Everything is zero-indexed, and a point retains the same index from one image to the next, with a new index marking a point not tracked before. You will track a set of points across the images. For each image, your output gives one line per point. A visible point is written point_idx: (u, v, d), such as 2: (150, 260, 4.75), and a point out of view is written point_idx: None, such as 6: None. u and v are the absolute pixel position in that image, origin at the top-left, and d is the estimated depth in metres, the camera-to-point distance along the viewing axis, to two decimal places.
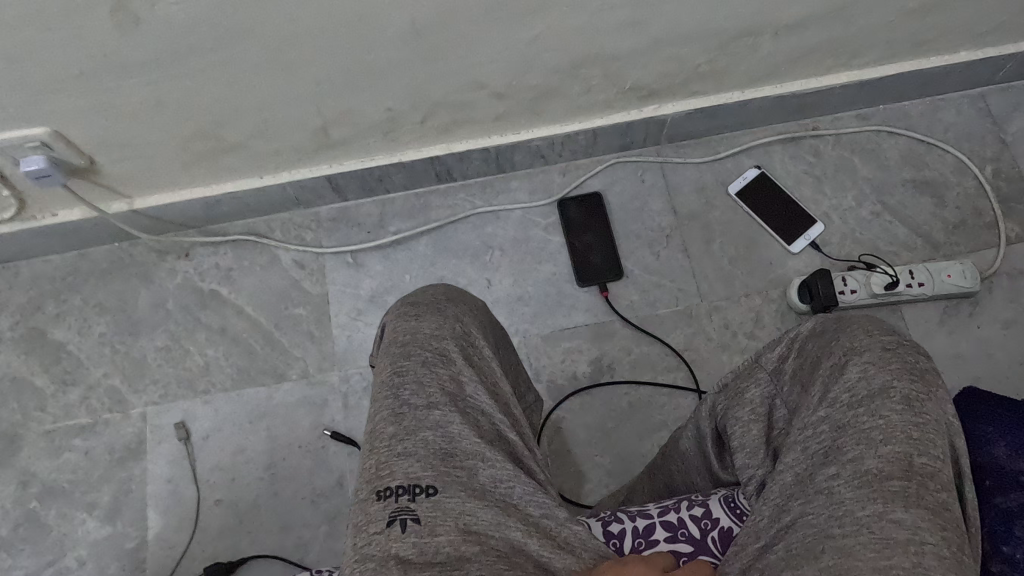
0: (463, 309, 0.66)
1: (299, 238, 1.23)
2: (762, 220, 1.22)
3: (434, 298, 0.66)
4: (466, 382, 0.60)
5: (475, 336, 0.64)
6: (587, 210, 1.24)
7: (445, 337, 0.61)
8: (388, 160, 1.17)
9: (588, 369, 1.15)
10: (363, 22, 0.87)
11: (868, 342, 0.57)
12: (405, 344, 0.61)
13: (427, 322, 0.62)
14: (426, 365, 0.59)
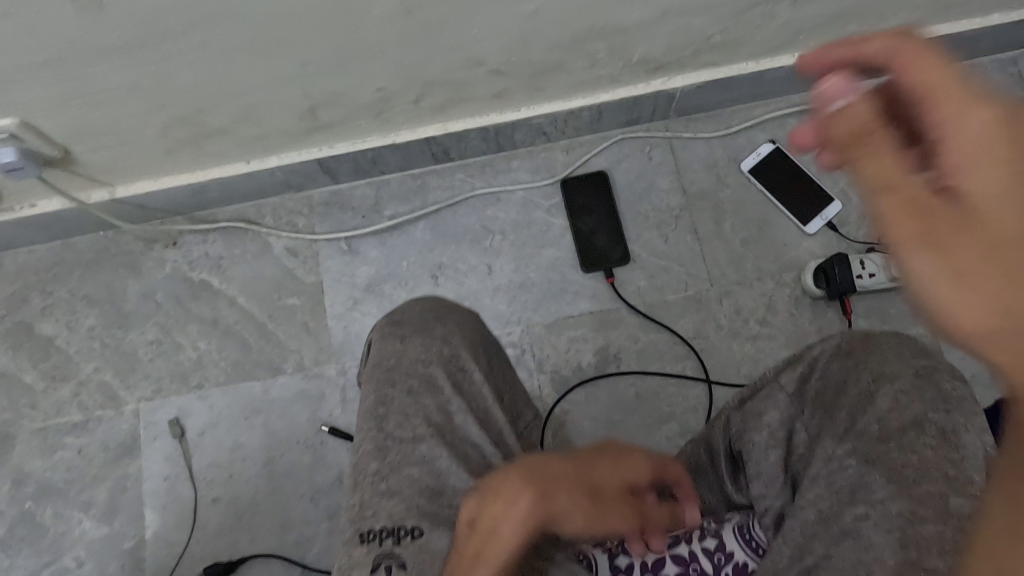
0: (451, 329, 0.68)
1: (291, 224, 1.18)
2: (776, 199, 1.16)
3: (421, 319, 0.68)
4: (452, 411, 0.63)
5: (463, 359, 0.66)
6: (593, 190, 1.18)
7: (431, 363, 0.64)
8: (382, 142, 1.11)
9: (594, 358, 1.11)
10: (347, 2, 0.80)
11: (899, 370, 0.59)
12: (392, 368, 0.65)
13: (413, 346, 0.65)
14: (413, 394, 0.63)
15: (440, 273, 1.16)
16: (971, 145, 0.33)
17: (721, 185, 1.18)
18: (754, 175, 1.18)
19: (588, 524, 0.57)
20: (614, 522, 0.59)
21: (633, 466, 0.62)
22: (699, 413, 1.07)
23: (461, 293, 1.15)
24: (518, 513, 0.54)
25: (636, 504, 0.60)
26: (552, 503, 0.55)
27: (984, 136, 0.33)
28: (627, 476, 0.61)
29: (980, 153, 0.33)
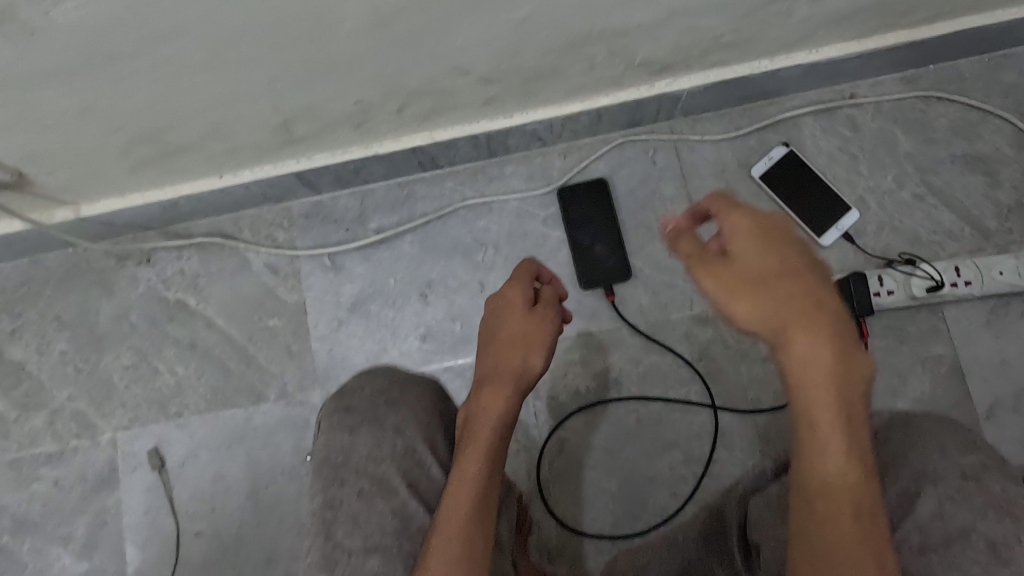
0: (405, 417, 0.70)
1: (271, 238, 1.11)
2: (789, 207, 1.09)
3: (372, 407, 0.70)
4: (410, 514, 0.65)
5: (421, 453, 0.68)
6: (593, 199, 1.10)
7: (383, 461, 0.67)
8: (363, 153, 1.03)
9: (593, 382, 1.05)
10: (315, 18, 0.71)
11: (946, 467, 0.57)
12: (340, 467, 0.67)
13: (363, 441, 0.68)
14: (363, 496, 0.65)
15: (429, 291, 1.09)
16: (766, 266, 0.57)
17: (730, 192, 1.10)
18: (765, 182, 1.09)
19: (519, 356, 0.73)
20: (536, 343, 0.74)
21: (517, 305, 0.76)
22: (703, 441, 1.02)
23: (452, 312, 1.08)
24: (476, 422, 0.69)
25: (536, 324, 0.75)
26: (504, 383, 0.71)
27: (765, 253, 0.58)
28: (518, 314, 0.75)
29: (769, 272, 0.57)
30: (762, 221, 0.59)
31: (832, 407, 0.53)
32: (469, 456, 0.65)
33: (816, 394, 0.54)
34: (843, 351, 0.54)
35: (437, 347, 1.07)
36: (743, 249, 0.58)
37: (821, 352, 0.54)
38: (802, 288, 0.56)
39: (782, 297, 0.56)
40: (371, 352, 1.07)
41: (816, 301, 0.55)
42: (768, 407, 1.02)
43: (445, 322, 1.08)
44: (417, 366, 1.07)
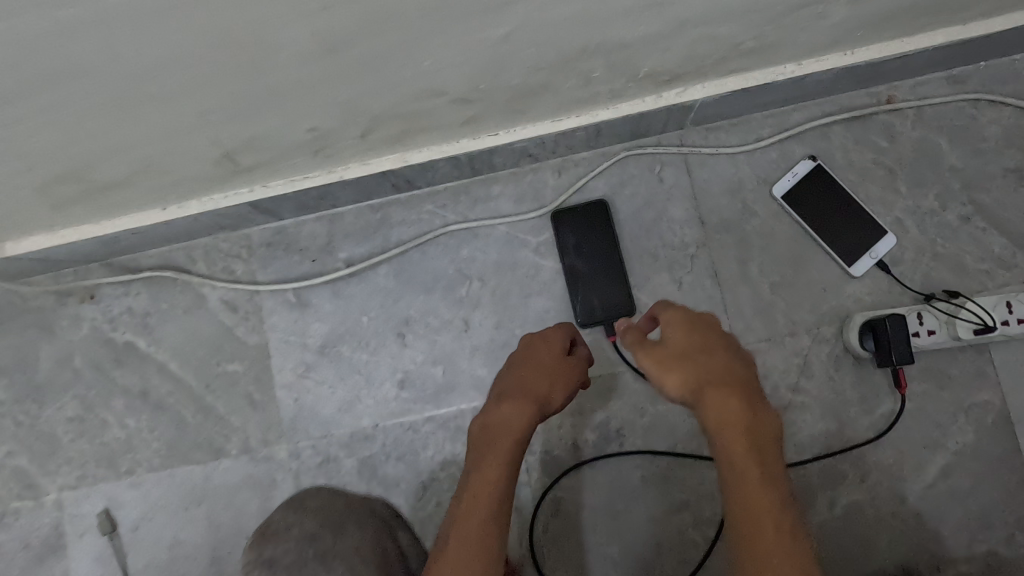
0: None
1: (228, 271, 0.99)
2: (816, 231, 0.95)
3: (297, 562, 0.60)
4: None
5: None
6: (591, 224, 0.96)
7: None
8: (326, 179, 0.89)
9: (593, 435, 0.94)
10: (248, 48, 0.58)
11: None
12: None
13: None
14: None
15: (407, 330, 0.97)
16: (698, 341, 0.67)
17: (748, 214, 0.97)
18: (788, 201, 0.95)
19: (547, 391, 0.74)
20: (563, 380, 0.75)
21: (551, 335, 0.80)
22: (716, 502, 0.91)
23: (433, 355, 0.96)
24: (497, 432, 0.71)
25: (565, 359, 0.77)
26: (528, 408, 0.72)
27: (704, 354, 0.66)
28: (552, 351, 0.78)
29: (698, 349, 0.66)
30: (703, 319, 0.70)
31: (749, 460, 0.59)
32: (491, 463, 0.68)
33: (733, 451, 0.60)
34: (757, 418, 0.61)
35: (417, 395, 0.95)
36: (681, 342, 0.67)
37: (737, 412, 0.61)
38: (724, 364, 0.65)
39: (710, 365, 0.64)
40: (343, 400, 0.96)
41: (728, 376, 0.64)
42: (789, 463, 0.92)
43: (426, 366, 0.96)
44: (394, 417, 0.95)
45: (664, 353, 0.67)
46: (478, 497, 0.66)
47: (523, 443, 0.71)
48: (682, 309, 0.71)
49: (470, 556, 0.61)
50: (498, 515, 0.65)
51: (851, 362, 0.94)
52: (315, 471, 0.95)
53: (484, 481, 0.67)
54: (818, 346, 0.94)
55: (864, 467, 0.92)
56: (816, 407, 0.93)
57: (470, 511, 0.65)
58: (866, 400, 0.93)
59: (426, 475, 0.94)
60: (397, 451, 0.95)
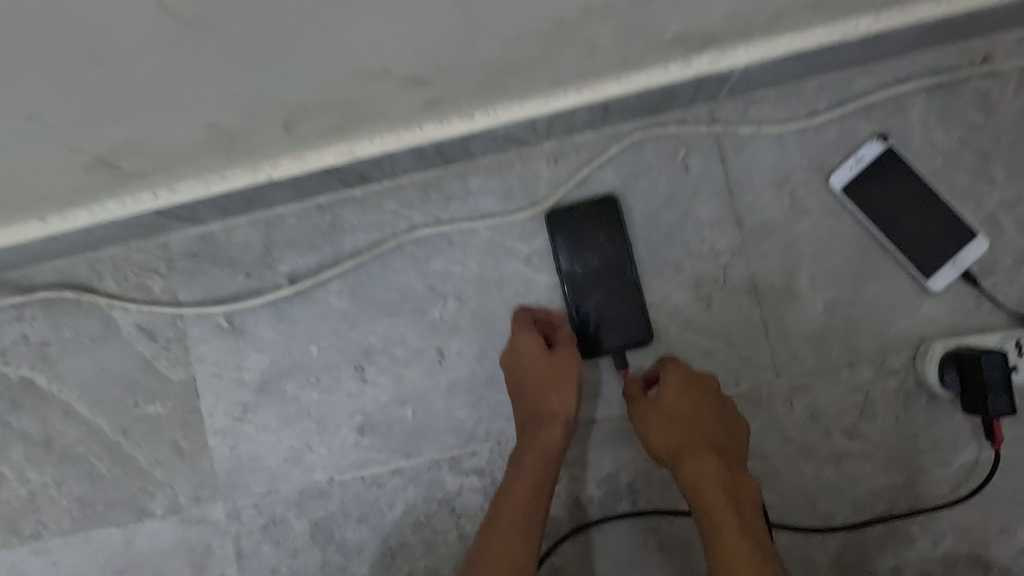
0: None
1: (143, 289, 0.79)
2: (885, 234, 0.74)
3: None
4: None
5: None
6: (596, 227, 0.75)
7: None
8: (250, 180, 0.68)
9: (600, 490, 0.76)
10: (63, 20, 0.37)
11: None
12: None
13: None
14: None
15: (367, 363, 0.77)
16: (696, 404, 0.71)
17: (797, 212, 0.76)
18: (849, 196, 0.75)
19: (559, 401, 0.72)
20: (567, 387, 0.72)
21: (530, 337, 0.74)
22: None
23: (401, 394, 0.77)
24: (524, 448, 0.71)
25: (565, 359, 0.73)
26: (555, 427, 0.72)
27: (701, 427, 0.70)
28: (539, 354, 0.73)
29: (694, 416, 0.70)
30: (706, 380, 0.72)
31: (726, 510, 0.66)
32: (515, 482, 0.70)
33: (718, 514, 0.66)
34: (745, 485, 0.68)
35: (380, 443, 0.77)
36: (682, 406, 0.71)
37: (727, 483, 0.67)
38: (719, 431, 0.70)
39: (702, 438, 0.69)
40: (290, 450, 0.78)
41: (716, 451, 0.69)
42: (841, 523, 0.75)
43: (391, 408, 0.77)
44: (353, 469, 0.77)
45: (659, 416, 0.71)
46: (505, 512, 0.68)
47: (555, 459, 0.71)
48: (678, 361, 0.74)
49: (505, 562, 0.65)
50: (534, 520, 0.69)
51: (924, 400, 0.74)
52: (260, 534, 0.78)
53: (513, 496, 0.69)
54: (883, 380, 0.75)
55: (935, 530, 0.74)
56: (878, 457, 0.75)
57: (500, 530, 0.67)
58: (942, 448, 0.74)
59: (395, 539, 0.77)
60: (358, 511, 0.77)
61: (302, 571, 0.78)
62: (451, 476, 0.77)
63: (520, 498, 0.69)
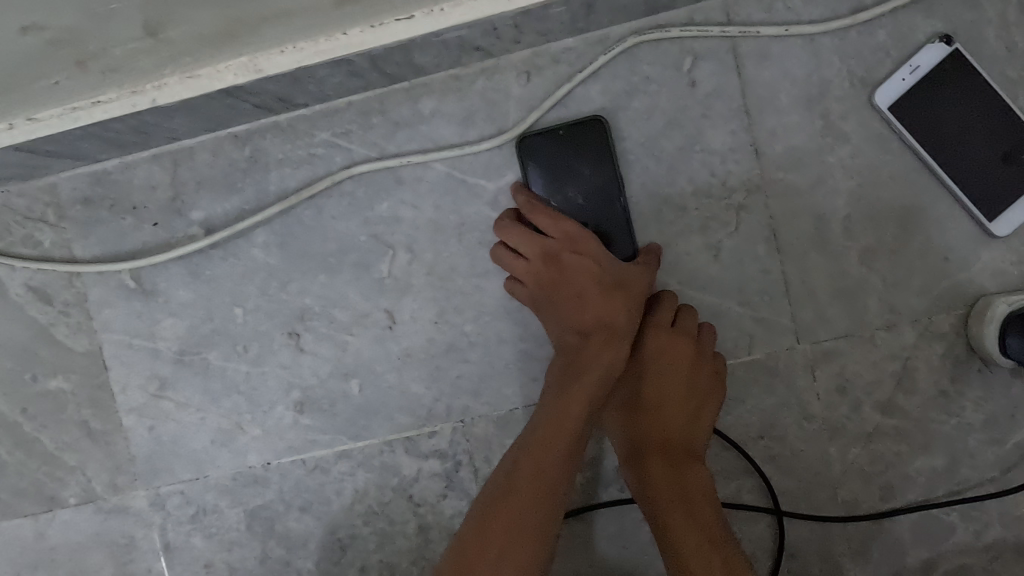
0: None
1: (31, 242, 0.65)
2: (940, 165, 0.60)
3: None
4: None
5: None
6: (587, 170, 0.61)
7: None
8: (129, 109, 0.53)
9: (584, 475, 0.64)
10: None
11: None
12: None
13: None
14: None
15: (302, 329, 0.64)
16: (656, 384, 0.61)
17: (830, 138, 0.61)
18: (897, 116, 0.60)
19: (629, 321, 0.60)
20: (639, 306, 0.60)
21: (594, 242, 0.60)
22: (758, 567, 0.62)
23: (343, 365, 0.64)
24: (582, 362, 0.58)
25: (640, 271, 0.60)
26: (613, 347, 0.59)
27: (654, 414, 0.60)
28: (601, 265, 0.60)
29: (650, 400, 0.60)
30: (672, 346, 0.60)
31: (665, 502, 0.56)
32: (566, 402, 0.57)
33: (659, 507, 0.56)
34: (700, 477, 0.57)
35: (322, 422, 0.65)
36: (641, 382, 0.61)
37: (676, 475, 0.57)
38: (675, 414, 0.59)
39: (656, 422, 0.59)
40: (218, 431, 0.66)
41: (662, 442, 0.58)
42: (868, 513, 0.62)
43: (333, 381, 0.65)
44: (293, 453, 0.65)
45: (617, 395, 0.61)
46: (553, 436, 0.55)
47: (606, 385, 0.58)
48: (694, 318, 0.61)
49: (539, 493, 0.53)
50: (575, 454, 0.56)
51: (976, 369, 0.61)
52: (188, 526, 0.66)
53: (565, 419, 0.56)
54: (928, 344, 0.61)
55: (981, 520, 0.61)
56: (917, 435, 0.62)
57: (544, 457, 0.55)
58: (994, 426, 0.61)
59: (344, 531, 0.65)
60: (300, 500, 0.65)
61: (239, 567, 0.66)
62: (407, 459, 0.65)
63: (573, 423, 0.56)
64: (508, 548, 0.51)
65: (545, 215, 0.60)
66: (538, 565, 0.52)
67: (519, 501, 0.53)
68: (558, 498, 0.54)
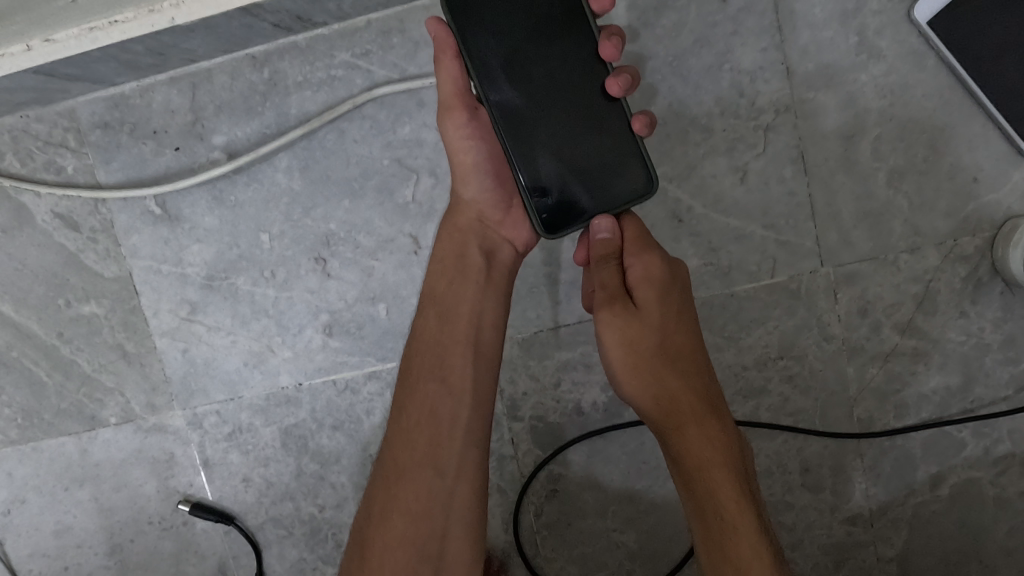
0: None
1: (54, 169, 0.65)
2: (976, 83, 0.59)
3: None
4: None
5: None
6: (516, 26, 0.49)
7: None
8: (148, 28, 0.52)
9: (606, 395, 0.66)
10: None
11: None
12: None
13: None
14: None
15: (328, 255, 0.65)
16: (645, 330, 0.53)
17: (863, 55, 0.60)
18: (936, 31, 0.59)
19: (472, 210, 0.55)
20: (469, 172, 0.54)
21: (451, 122, 0.52)
22: (774, 481, 0.64)
23: (369, 289, 0.65)
24: (446, 261, 0.55)
25: (456, 89, 0.51)
26: (453, 230, 0.56)
27: (653, 380, 0.53)
28: (483, 157, 0.53)
29: (645, 357, 0.53)
30: (647, 270, 0.54)
31: (723, 474, 0.51)
32: (426, 311, 0.55)
33: (716, 480, 0.51)
34: (722, 444, 0.52)
35: (350, 343, 0.66)
36: (666, 332, 0.53)
37: (704, 450, 0.51)
38: (676, 368, 0.53)
39: (654, 387, 0.53)
40: (248, 353, 0.67)
41: (673, 410, 0.52)
42: (883, 430, 0.63)
43: (360, 305, 0.66)
44: (323, 374, 0.67)
45: (638, 342, 0.53)
46: (414, 357, 0.54)
47: (467, 268, 0.55)
48: (636, 223, 0.54)
49: (416, 420, 0.52)
50: (450, 366, 0.53)
51: (998, 291, 0.61)
52: (225, 444, 0.69)
53: (426, 335, 0.54)
54: (951, 267, 0.61)
55: (991, 436, 0.63)
56: (935, 356, 0.63)
57: (412, 383, 0.53)
58: (1012, 345, 0.62)
59: (375, 448, 0.67)
60: (332, 419, 0.67)
61: (275, 481, 0.69)
62: None
63: (435, 331, 0.54)
64: (405, 478, 0.51)
65: (449, 70, 0.50)
66: (436, 486, 0.50)
67: (404, 435, 0.52)
68: (437, 419, 0.52)
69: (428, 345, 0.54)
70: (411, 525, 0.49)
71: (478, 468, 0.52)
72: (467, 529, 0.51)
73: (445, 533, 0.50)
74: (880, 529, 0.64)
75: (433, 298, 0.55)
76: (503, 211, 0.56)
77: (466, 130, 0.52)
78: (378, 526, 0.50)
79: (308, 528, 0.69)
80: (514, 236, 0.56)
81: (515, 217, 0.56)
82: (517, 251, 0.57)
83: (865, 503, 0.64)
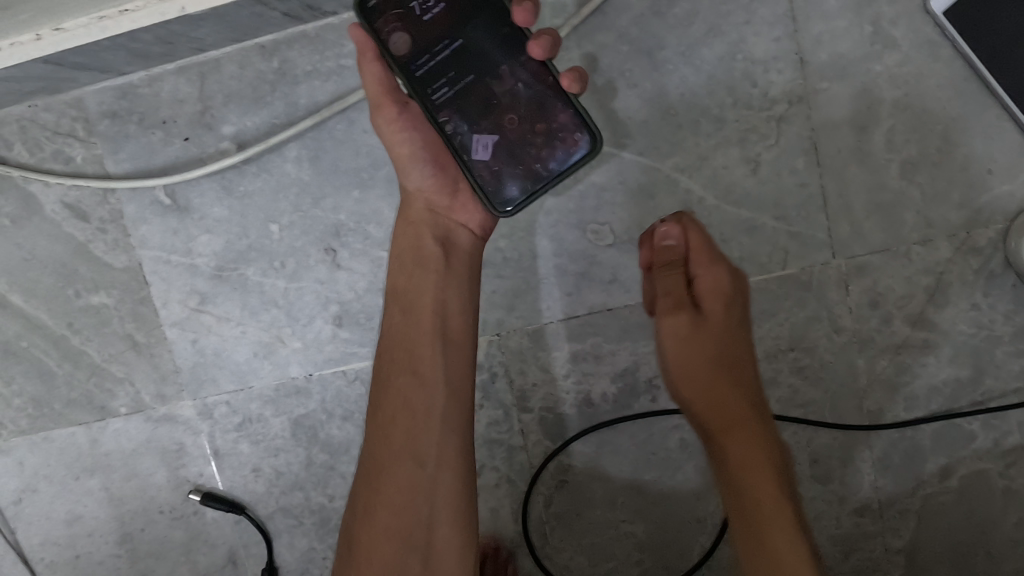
0: None
1: (62, 158, 0.65)
2: (993, 74, 0.58)
3: None
4: None
5: None
6: (424, 9, 0.49)
7: None
8: (158, 16, 0.51)
9: (615, 386, 0.66)
10: None
11: None
12: None
13: None
14: None
15: (338, 245, 0.65)
16: (710, 337, 0.53)
17: (878, 45, 0.60)
18: (952, 21, 0.58)
19: (421, 200, 0.54)
20: (410, 162, 0.53)
21: (384, 117, 0.51)
22: None
23: (379, 280, 0.65)
24: (405, 256, 0.55)
25: (378, 85, 0.50)
26: (407, 224, 0.55)
27: (709, 385, 0.53)
28: (422, 145, 0.52)
29: (702, 363, 0.53)
30: (715, 281, 0.54)
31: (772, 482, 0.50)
32: (391, 308, 0.55)
33: (762, 486, 0.50)
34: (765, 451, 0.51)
35: (360, 334, 0.66)
36: (726, 341, 0.54)
37: (753, 455, 0.51)
38: (732, 376, 0.53)
39: (711, 395, 0.53)
40: (258, 343, 0.67)
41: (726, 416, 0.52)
42: (892, 421, 0.63)
43: (370, 296, 0.66)
44: (332, 364, 0.67)
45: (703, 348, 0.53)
46: (383, 355, 0.54)
47: (423, 260, 0.54)
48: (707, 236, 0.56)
49: (390, 417, 0.52)
50: (417, 362, 0.53)
51: (1010, 283, 0.61)
52: (234, 434, 0.69)
53: (391, 333, 0.54)
54: (963, 259, 0.61)
55: (1001, 428, 0.63)
56: (946, 348, 0.62)
57: (383, 381, 0.53)
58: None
59: None
60: (342, 409, 0.67)
61: (286, 471, 0.69)
62: None
63: (399, 330, 0.54)
64: (386, 473, 0.51)
65: (373, 69, 0.50)
66: (418, 478, 0.51)
67: (379, 432, 0.52)
68: (412, 412, 0.52)
69: (394, 342, 0.54)
70: (395, 518, 0.50)
71: (460, 456, 0.52)
72: (453, 516, 0.51)
73: (433, 522, 0.50)
74: (888, 520, 0.64)
75: (394, 293, 0.55)
76: (450, 195, 0.55)
77: (401, 124, 0.52)
78: (365, 523, 0.50)
79: (317, 518, 0.69)
80: (468, 220, 0.55)
81: (464, 200, 0.55)
82: (473, 235, 0.56)
83: (874, 494, 0.64)
